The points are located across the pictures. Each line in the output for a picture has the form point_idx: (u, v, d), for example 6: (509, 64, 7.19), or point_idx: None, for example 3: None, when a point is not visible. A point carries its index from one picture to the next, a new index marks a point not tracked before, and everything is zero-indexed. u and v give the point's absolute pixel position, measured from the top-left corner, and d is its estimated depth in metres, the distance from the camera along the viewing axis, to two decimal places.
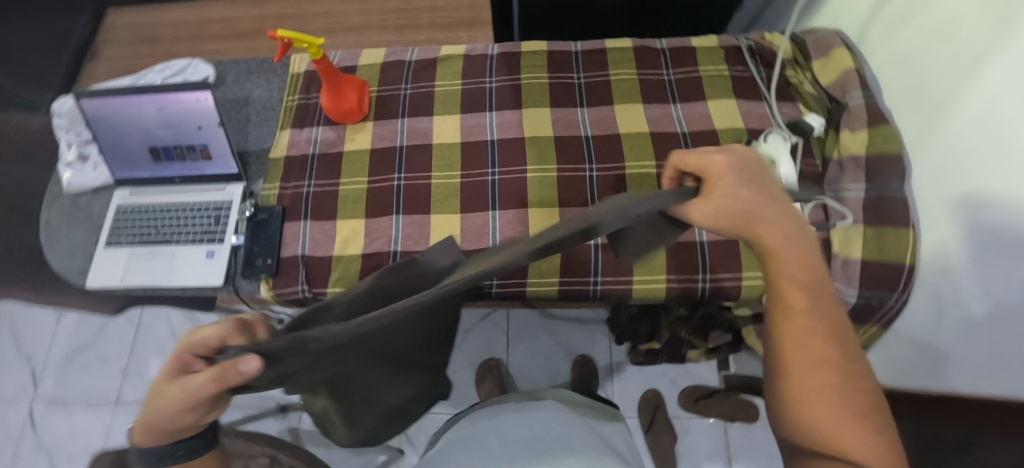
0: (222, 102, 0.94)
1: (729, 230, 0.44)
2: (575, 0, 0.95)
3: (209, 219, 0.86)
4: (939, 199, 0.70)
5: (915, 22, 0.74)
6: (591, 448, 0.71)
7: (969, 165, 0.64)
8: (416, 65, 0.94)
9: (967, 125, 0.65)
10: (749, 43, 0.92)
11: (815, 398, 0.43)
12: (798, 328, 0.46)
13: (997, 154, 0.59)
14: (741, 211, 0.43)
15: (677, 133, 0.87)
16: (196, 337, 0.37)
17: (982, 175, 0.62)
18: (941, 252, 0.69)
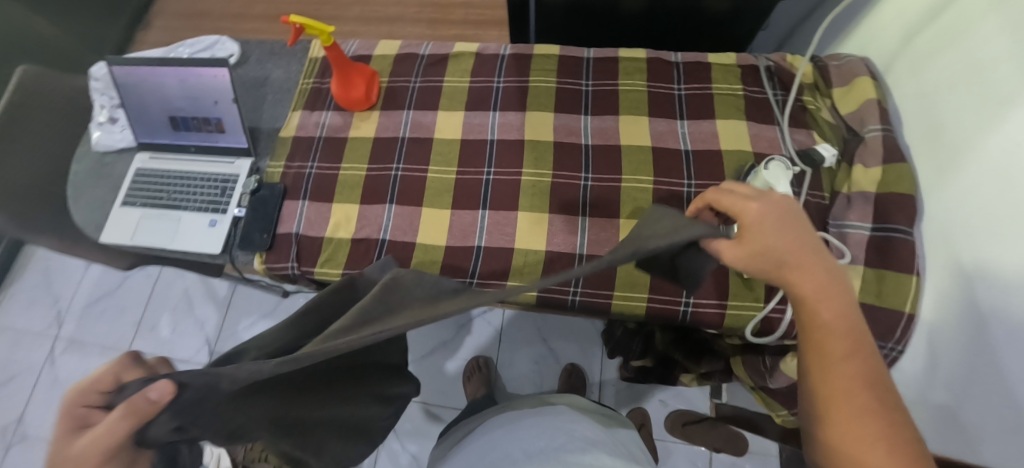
0: (243, 80, 1.00)
1: (761, 272, 0.46)
2: (595, 7, 0.94)
3: (216, 190, 0.89)
4: (950, 247, 0.66)
5: (946, 59, 0.70)
6: (599, 444, 0.78)
7: (990, 215, 0.60)
8: (428, 60, 0.96)
9: (989, 172, 0.61)
10: (768, 64, 0.89)
11: (858, 447, 0.42)
12: (838, 376, 0.44)
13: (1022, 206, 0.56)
14: (773, 255, 0.46)
15: (680, 150, 0.85)
16: (83, 386, 0.39)
17: (1010, 228, 0.57)
18: (946, 304, 0.65)
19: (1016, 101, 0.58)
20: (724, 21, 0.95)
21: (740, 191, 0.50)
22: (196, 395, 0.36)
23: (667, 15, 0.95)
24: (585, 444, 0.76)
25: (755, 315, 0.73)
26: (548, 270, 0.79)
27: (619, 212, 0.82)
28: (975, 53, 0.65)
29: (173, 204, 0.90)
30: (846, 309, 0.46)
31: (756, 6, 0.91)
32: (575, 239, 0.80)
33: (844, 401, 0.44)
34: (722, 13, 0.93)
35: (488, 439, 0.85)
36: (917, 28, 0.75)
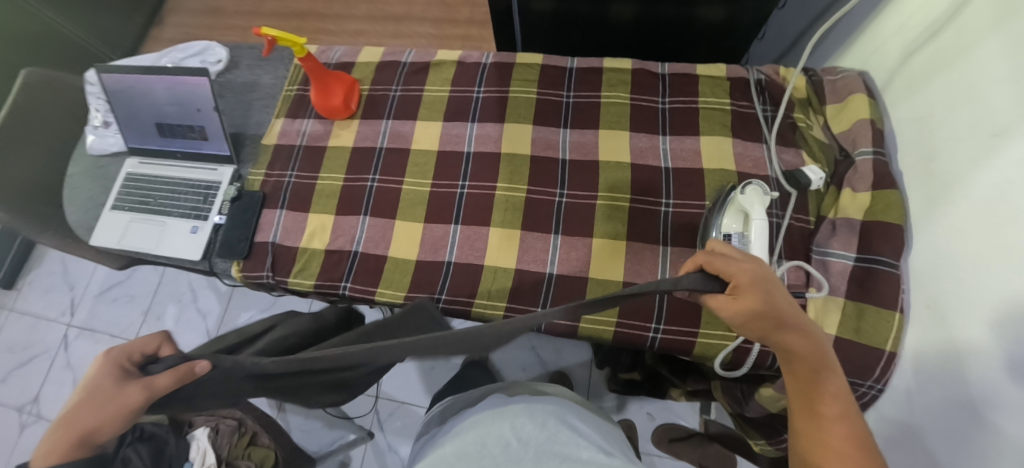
0: (232, 85, 1.00)
1: (759, 329, 0.46)
2: (583, 16, 0.91)
3: (199, 197, 0.91)
4: (936, 285, 0.62)
5: (944, 80, 0.64)
6: (597, 440, 0.79)
7: (986, 254, 0.55)
8: (410, 67, 0.95)
9: (985, 209, 0.56)
10: (760, 77, 0.84)
11: None
12: (831, 431, 0.45)
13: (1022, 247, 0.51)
14: (773, 316, 0.45)
15: (661, 167, 0.81)
16: (133, 346, 0.49)
17: (1005, 270, 0.52)
18: (930, 348, 0.61)
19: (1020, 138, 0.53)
20: (722, 29, 0.91)
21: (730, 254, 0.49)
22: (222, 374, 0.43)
23: (659, 23, 0.91)
24: (587, 441, 0.77)
25: (727, 345, 0.71)
26: (517, 289, 0.78)
27: (592, 230, 0.79)
28: (972, 77, 0.60)
29: (158, 210, 0.92)
30: (842, 398, 0.46)
31: (752, 16, 0.87)
32: (545, 257, 0.79)
33: None
34: (719, 20, 0.89)
35: (479, 426, 0.79)
36: (916, 44, 0.70)
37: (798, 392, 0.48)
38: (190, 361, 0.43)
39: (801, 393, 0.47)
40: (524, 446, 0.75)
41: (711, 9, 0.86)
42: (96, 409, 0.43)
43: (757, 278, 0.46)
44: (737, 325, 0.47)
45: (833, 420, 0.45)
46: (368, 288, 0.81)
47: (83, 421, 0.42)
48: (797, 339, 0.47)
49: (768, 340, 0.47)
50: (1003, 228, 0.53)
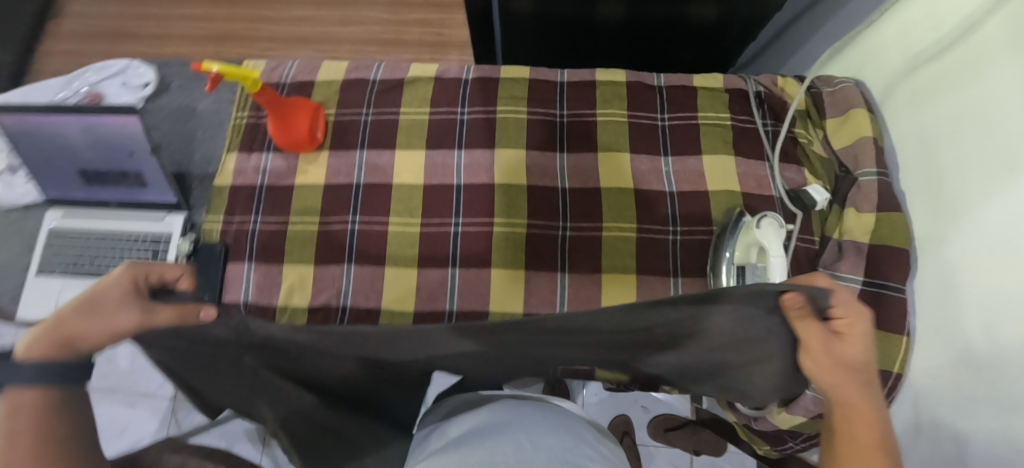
0: (166, 113, 0.85)
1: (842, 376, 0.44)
2: (569, 21, 0.83)
3: (147, 253, 0.78)
4: (941, 311, 0.63)
5: (952, 96, 0.63)
6: None
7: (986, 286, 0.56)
8: (381, 86, 0.84)
9: (990, 239, 0.56)
10: (758, 89, 0.81)
11: None
12: None
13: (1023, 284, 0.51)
14: (857, 364, 0.44)
15: (665, 191, 0.78)
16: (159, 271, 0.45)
17: (1009, 305, 0.53)
18: (935, 371, 0.63)
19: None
20: (712, 29, 0.85)
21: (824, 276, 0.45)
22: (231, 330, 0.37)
23: (649, 25, 0.84)
24: None
25: None
26: None
27: (600, 264, 0.76)
28: (982, 104, 0.58)
29: (98, 272, 0.79)
30: (889, 442, 0.43)
31: (745, 14, 0.81)
32: (553, 298, 0.74)
33: None
34: (710, 21, 0.82)
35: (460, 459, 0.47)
36: (921, 59, 0.67)
37: (846, 421, 0.45)
38: (200, 301, 0.38)
39: (850, 422, 0.44)
40: (536, 453, 0.46)
41: (703, 9, 0.79)
42: (91, 320, 0.41)
43: (860, 311, 0.43)
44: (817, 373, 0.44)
45: (875, 460, 0.42)
46: None
47: (78, 324, 0.40)
48: (855, 369, 0.44)
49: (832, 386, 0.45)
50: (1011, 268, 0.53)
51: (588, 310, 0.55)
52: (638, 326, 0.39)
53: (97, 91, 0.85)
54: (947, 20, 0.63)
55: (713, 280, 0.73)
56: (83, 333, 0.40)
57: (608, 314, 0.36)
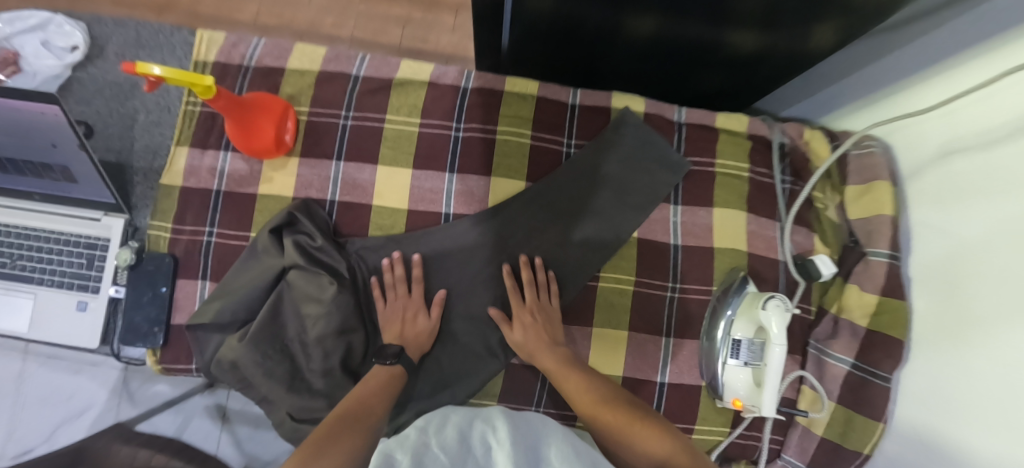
0: (102, 87, 0.73)
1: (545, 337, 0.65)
2: (592, 19, 0.66)
3: (81, 259, 0.69)
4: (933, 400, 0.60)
5: (979, 202, 0.56)
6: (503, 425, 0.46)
7: (966, 406, 0.55)
8: (364, 85, 0.73)
9: (977, 363, 0.54)
10: (783, 139, 0.75)
11: (624, 433, 0.54)
12: (582, 391, 0.59)
13: (1003, 398, 0.50)
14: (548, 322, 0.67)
15: (669, 243, 0.73)
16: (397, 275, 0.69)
17: (982, 412, 0.53)
18: (924, 442, 0.60)
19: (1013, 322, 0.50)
20: (740, 59, 0.72)
21: (646, 142, 0.73)
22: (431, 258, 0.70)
23: (677, 47, 0.71)
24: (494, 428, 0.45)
25: (724, 439, 0.70)
26: (511, 385, 0.70)
27: (592, 318, 0.71)
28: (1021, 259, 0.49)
29: (20, 276, 0.69)
30: (575, 361, 0.63)
31: (785, 50, 0.69)
32: None
33: (632, 433, 0.53)
34: (740, 49, 0.69)
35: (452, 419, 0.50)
36: (957, 148, 0.59)
37: (557, 375, 0.62)
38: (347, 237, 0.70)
39: (540, 354, 0.64)
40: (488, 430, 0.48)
41: (744, 38, 0.66)
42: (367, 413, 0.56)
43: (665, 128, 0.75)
44: (523, 334, 0.66)
45: (580, 375, 0.61)
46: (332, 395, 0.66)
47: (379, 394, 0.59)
48: (652, 148, 0.73)
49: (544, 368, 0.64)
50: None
51: (557, 169, 0.72)
52: (618, 174, 0.73)
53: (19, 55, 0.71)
54: (992, 115, 0.54)
55: (706, 347, 0.70)
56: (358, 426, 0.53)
57: (609, 170, 0.73)
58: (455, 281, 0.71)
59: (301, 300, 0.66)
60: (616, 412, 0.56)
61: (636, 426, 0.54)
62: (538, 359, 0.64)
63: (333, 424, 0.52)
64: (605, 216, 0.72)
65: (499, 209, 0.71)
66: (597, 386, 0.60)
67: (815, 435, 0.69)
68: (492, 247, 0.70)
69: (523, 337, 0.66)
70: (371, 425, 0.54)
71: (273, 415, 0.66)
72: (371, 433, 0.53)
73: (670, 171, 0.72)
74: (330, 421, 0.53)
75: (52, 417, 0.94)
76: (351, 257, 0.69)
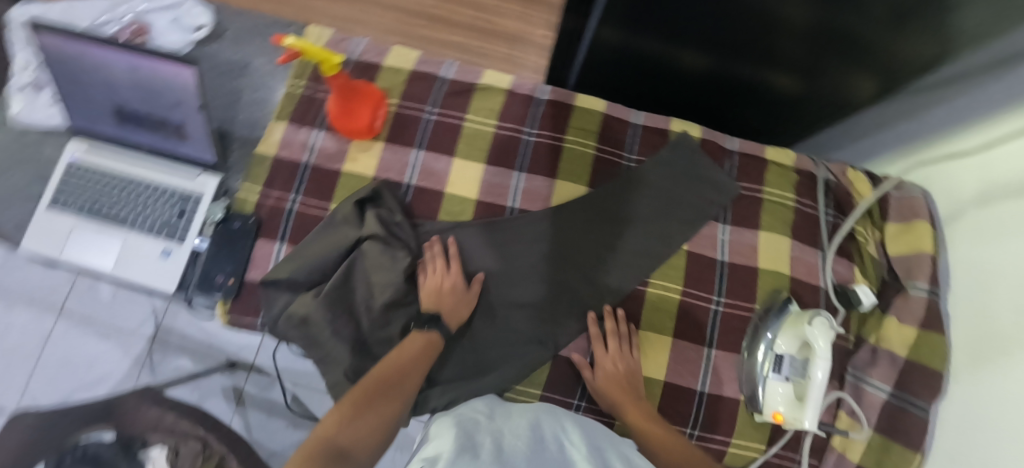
0: (217, 64, 0.83)
1: (622, 386, 0.68)
2: (655, 57, 0.76)
3: (173, 210, 0.74)
4: (965, 430, 0.61)
5: (1009, 237, 0.60)
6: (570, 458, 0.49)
7: (996, 430, 0.56)
8: (450, 87, 0.81)
9: (1003, 387, 0.56)
10: (827, 176, 0.81)
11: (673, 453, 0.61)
12: (632, 409, 0.66)
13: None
14: (625, 373, 0.69)
15: (716, 259, 0.77)
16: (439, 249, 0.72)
17: (1008, 433, 0.54)
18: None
19: None
20: (786, 101, 0.81)
21: (704, 166, 0.79)
22: (494, 244, 0.74)
23: (729, 85, 0.80)
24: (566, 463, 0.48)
25: (758, 456, 0.72)
26: (555, 376, 0.73)
27: (639, 321, 0.74)
28: None
29: (113, 219, 0.74)
30: (626, 376, 0.69)
31: (828, 98, 0.78)
32: (586, 345, 0.73)
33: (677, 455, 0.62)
34: (787, 92, 0.79)
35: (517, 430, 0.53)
36: (990, 192, 0.65)
37: (607, 389, 0.68)
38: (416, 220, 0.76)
39: (604, 382, 0.68)
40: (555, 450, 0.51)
41: (787, 82, 0.76)
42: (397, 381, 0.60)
43: (718, 154, 0.81)
44: (602, 385, 0.68)
45: (623, 391, 0.67)
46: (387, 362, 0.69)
47: (409, 358, 0.63)
48: (704, 168, 0.79)
49: (595, 383, 0.69)
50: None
51: (618, 180, 0.78)
52: (670, 191, 0.78)
53: (153, 28, 0.82)
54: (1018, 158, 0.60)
55: (747, 360, 0.73)
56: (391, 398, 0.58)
57: (662, 187, 0.78)
58: (512, 270, 0.74)
59: (371, 268, 0.70)
60: (661, 430, 0.64)
61: (680, 448, 0.62)
62: (603, 389, 0.68)
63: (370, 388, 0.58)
64: (655, 228, 0.77)
65: (561, 209, 0.76)
66: (639, 402, 0.67)
67: (850, 462, 0.70)
68: (550, 241, 0.75)
69: (602, 385, 0.68)
70: (401, 399, 0.59)
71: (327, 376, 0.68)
72: (400, 409, 0.58)
73: (719, 192, 0.78)
74: (360, 388, 0.58)
75: (65, 383, 0.87)
76: (420, 237, 0.74)
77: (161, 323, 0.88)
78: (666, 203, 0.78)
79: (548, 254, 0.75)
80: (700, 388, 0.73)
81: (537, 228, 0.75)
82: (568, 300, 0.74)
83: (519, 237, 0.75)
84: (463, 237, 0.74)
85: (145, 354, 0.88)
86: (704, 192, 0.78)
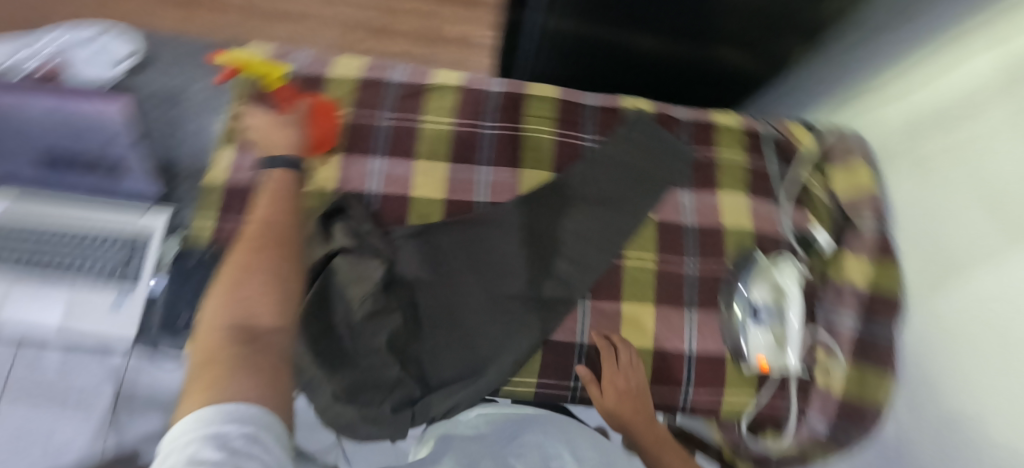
0: (154, 98, 0.81)
1: (628, 398, 0.69)
2: (605, 40, 0.78)
3: (120, 256, 0.69)
4: (925, 341, 0.67)
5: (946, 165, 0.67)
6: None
7: (957, 334, 0.61)
8: (402, 91, 0.80)
9: (959, 295, 0.61)
10: (772, 133, 0.87)
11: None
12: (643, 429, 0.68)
13: (982, 315, 0.58)
14: (633, 385, 0.70)
15: (684, 223, 0.80)
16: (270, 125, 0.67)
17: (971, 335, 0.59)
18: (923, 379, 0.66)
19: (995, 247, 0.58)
20: (727, 70, 0.86)
21: (663, 138, 0.82)
22: (468, 238, 0.74)
23: (673, 62, 0.83)
24: None
25: (751, 404, 0.75)
26: (548, 362, 0.73)
27: (621, 294, 0.76)
28: (988, 197, 0.59)
29: (50, 275, 0.67)
30: (637, 395, 0.70)
31: (764, 62, 0.83)
32: (573, 326, 0.74)
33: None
34: (727, 62, 0.83)
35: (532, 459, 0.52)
36: (920, 127, 0.73)
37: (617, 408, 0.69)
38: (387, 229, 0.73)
39: (611, 396, 0.69)
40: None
41: (729, 54, 0.80)
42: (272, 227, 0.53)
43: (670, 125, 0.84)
44: (614, 402, 0.69)
45: (636, 413, 0.69)
46: (375, 374, 0.66)
47: (272, 210, 0.55)
48: (660, 139, 0.82)
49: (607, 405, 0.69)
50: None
51: (581, 161, 0.79)
52: (635, 166, 0.80)
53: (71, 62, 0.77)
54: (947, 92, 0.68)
55: (726, 315, 0.76)
56: (272, 248, 0.50)
57: (627, 163, 0.80)
58: (488, 261, 0.74)
59: (347, 284, 0.67)
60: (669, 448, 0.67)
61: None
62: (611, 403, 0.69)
63: (252, 250, 0.49)
64: (628, 204, 0.78)
65: (530, 196, 0.77)
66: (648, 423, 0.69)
67: (834, 398, 0.73)
68: (523, 227, 0.75)
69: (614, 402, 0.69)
70: (293, 252, 0.51)
71: (315, 402, 0.65)
72: (292, 259, 0.50)
73: (681, 161, 0.81)
74: (241, 251, 0.49)
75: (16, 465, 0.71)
76: (393, 244, 0.71)
77: (121, 382, 0.76)
78: (632, 179, 0.79)
79: (524, 241, 0.75)
80: (688, 350, 0.75)
81: (508, 217, 0.75)
82: (550, 282, 0.74)
83: (492, 227, 0.75)
84: (435, 236, 0.73)
85: (108, 416, 0.75)
86: (669, 162, 0.81)
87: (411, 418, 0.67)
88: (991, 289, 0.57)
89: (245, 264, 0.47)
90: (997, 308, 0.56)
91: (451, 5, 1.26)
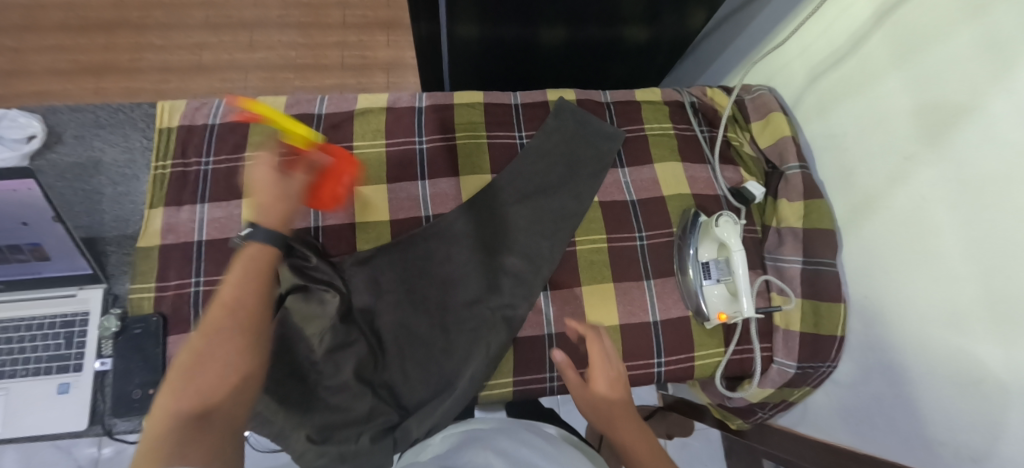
0: (69, 170, 0.77)
1: (613, 387, 0.65)
2: (518, 36, 0.80)
3: (59, 339, 0.67)
4: (863, 264, 0.72)
5: (852, 101, 0.73)
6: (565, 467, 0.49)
7: (893, 252, 0.66)
8: (329, 121, 0.80)
9: (889, 215, 0.67)
10: (692, 100, 0.91)
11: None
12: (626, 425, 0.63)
13: (913, 230, 0.63)
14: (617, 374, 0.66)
15: (626, 200, 0.82)
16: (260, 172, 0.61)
17: (904, 249, 0.65)
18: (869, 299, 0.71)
19: (916, 164, 0.63)
20: (639, 48, 0.89)
21: (590, 123, 0.84)
22: (416, 255, 0.74)
23: (588, 47, 0.86)
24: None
25: (721, 360, 0.77)
26: (522, 358, 0.73)
27: (579, 279, 0.77)
28: (902, 123, 0.65)
29: None
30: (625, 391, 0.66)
31: (671, 35, 0.87)
32: (540, 318, 0.75)
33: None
34: (638, 40, 0.87)
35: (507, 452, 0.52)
36: (820, 71, 0.79)
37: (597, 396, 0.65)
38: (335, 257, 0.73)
39: (592, 384, 0.66)
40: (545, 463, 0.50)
41: (638, 32, 0.84)
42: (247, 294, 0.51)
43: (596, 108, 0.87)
44: (598, 388, 0.65)
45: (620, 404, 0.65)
46: (348, 406, 0.65)
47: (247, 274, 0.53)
48: (589, 124, 0.84)
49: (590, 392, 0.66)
50: (996, 275, 0.53)
51: (516, 159, 0.81)
52: (568, 154, 0.82)
53: None
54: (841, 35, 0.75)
55: (682, 279, 0.78)
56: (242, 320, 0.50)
57: (561, 152, 0.82)
58: (441, 272, 0.74)
59: (300, 323, 0.67)
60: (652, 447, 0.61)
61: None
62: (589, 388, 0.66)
63: (206, 336, 0.48)
64: (569, 192, 0.80)
65: (474, 202, 0.77)
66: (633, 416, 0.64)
67: (795, 335, 0.77)
68: (469, 232, 0.76)
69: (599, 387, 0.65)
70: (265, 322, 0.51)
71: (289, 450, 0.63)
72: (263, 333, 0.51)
73: (612, 141, 0.84)
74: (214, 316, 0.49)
75: None
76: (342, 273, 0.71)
77: None
78: (568, 167, 0.82)
79: (473, 246, 0.75)
80: (653, 318, 0.77)
81: (451, 226, 0.76)
82: (508, 281, 0.75)
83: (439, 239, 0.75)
84: (382, 259, 0.73)
85: None
86: (599, 145, 0.84)
87: (394, 445, 0.66)
88: (922, 202, 0.62)
89: (204, 335, 0.47)
90: (930, 220, 0.61)
91: (372, 32, 1.26)
